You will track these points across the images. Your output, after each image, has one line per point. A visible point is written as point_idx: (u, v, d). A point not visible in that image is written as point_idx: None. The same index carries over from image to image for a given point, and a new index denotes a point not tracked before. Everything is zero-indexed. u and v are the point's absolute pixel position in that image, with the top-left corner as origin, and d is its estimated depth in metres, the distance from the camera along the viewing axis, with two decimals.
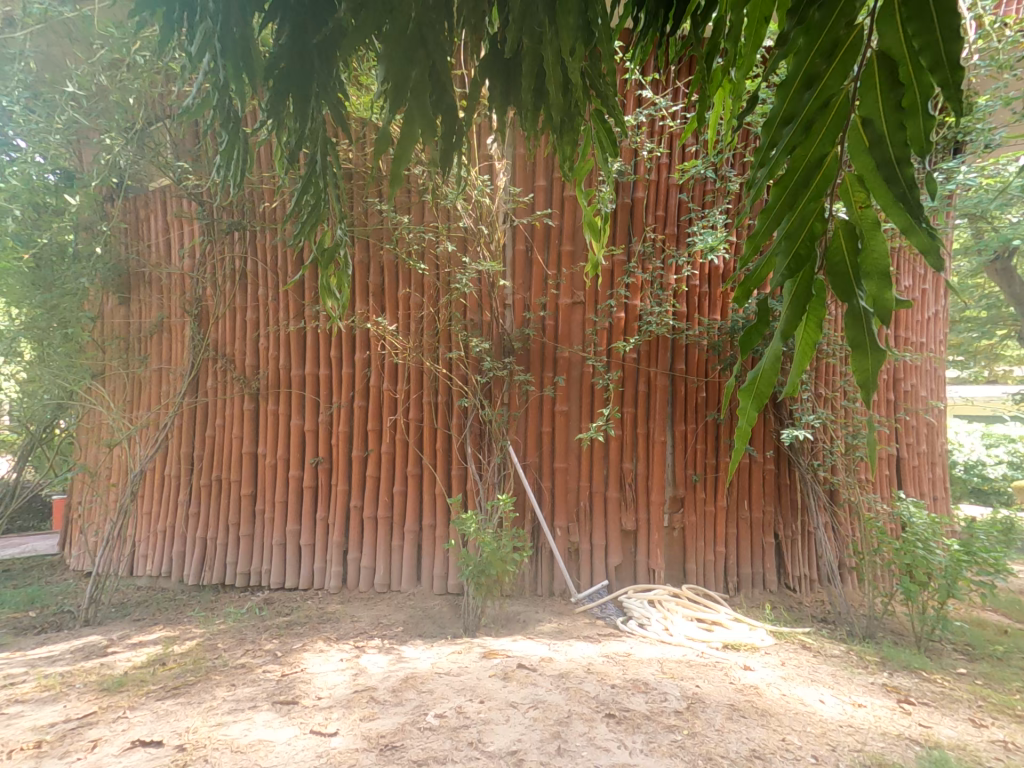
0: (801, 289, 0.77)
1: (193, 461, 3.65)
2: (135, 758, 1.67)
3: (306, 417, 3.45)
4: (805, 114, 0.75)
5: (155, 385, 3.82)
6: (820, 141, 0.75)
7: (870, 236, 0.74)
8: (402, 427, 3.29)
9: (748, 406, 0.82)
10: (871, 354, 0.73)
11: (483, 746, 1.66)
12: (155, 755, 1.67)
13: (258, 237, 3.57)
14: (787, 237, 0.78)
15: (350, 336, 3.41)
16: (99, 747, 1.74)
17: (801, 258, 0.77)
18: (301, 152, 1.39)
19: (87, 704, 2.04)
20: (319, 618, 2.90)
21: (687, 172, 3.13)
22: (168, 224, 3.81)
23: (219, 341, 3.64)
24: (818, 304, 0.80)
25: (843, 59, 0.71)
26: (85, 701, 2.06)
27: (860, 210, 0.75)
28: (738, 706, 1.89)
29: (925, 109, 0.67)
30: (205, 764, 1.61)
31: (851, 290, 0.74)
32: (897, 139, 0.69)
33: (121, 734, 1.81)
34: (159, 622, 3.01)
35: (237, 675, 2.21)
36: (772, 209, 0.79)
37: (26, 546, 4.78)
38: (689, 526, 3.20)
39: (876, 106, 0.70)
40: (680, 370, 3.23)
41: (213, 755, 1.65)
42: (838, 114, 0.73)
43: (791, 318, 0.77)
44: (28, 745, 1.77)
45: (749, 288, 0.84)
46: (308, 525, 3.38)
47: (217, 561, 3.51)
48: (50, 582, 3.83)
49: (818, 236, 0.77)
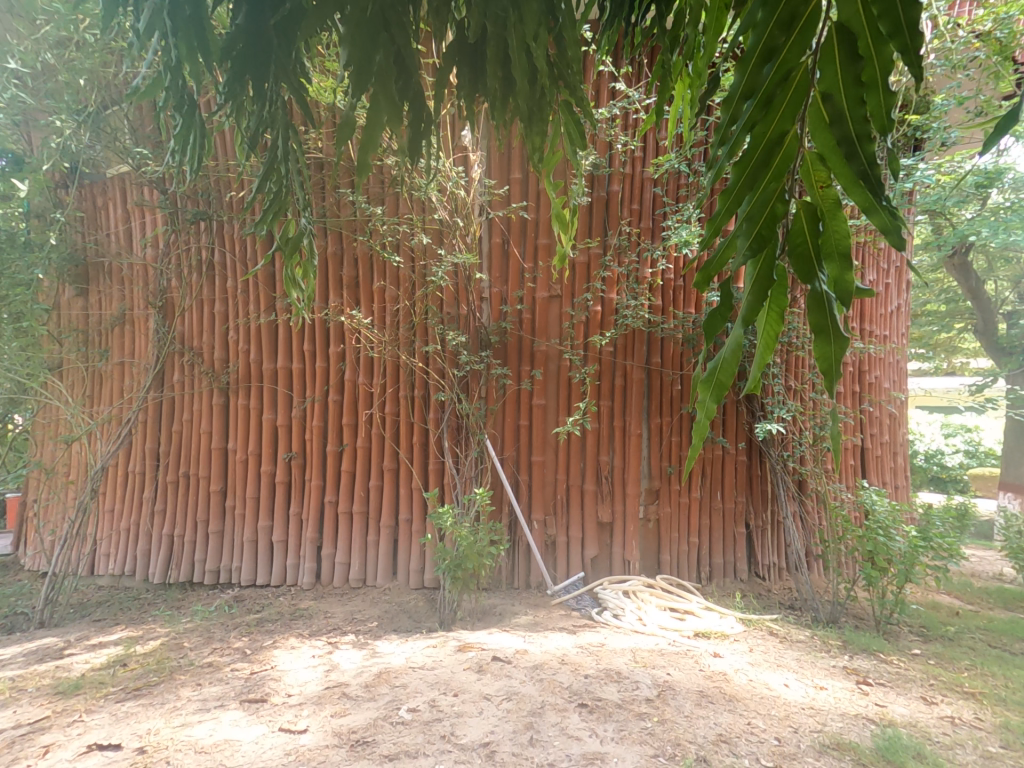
0: (762, 273, 0.78)
1: (159, 457, 3.56)
2: (92, 763, 1.63)
3: (279, 412, 3.39)
4: (765, 88, 0.75)
5: (117, 379, 3.71)
6: (780, 117, 0.75)
7: (831, 217, 0.75)
8: (378, 421, 3.25)
9: (708, 399, 0.83)
10: (833, 338, 0.73)
11: (455, 739, 1.66)
12: (114, 759, 1.63)
13: (225, 227, 3.49)
14: (748, 218, 0.77)
15: (323, 329, 3.36)
16: (53, 752, 1.69)
17: (763, 238, 0.76)
18: (262, 136, 1.35)
19: (42, 708, 1.98)
20: (291, 615, 2.87)
21: (661, 166, 3.16)
22: (129, 212, 3.69)
23: (185, 334, 3.55)
24: (778, 291, 0.81)
25: (803, 29, 0.73)
26: (38, 705, 2.00)
27: (821, 191, 0.76)
28: (707, 692, 1.93)
29: (885, 83, 0.70)
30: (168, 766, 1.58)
31: (813, 273, 0.74)
32: (858, 115, 0.71)
33: (78, 738, 1.76)
34: (122, 622, 2.94)
35: (204, 674, 2.17)
36: (733, 189, 0.78)
37: None
38: (663, 518, 3.25)
39: (837, 80, 0.72)
40: (656, 363, 3.26)
41: (175, 757, 1.62)
42: (798, 88, 0.74)
43: (751, 304, 0.77)
44: None
45: (710, 273, 0.84)
46: (281, 521, 3.33)
47: (185, 559, 3.43)
48: (6, 584, 3.71)
49: (780, 217, 0.77)
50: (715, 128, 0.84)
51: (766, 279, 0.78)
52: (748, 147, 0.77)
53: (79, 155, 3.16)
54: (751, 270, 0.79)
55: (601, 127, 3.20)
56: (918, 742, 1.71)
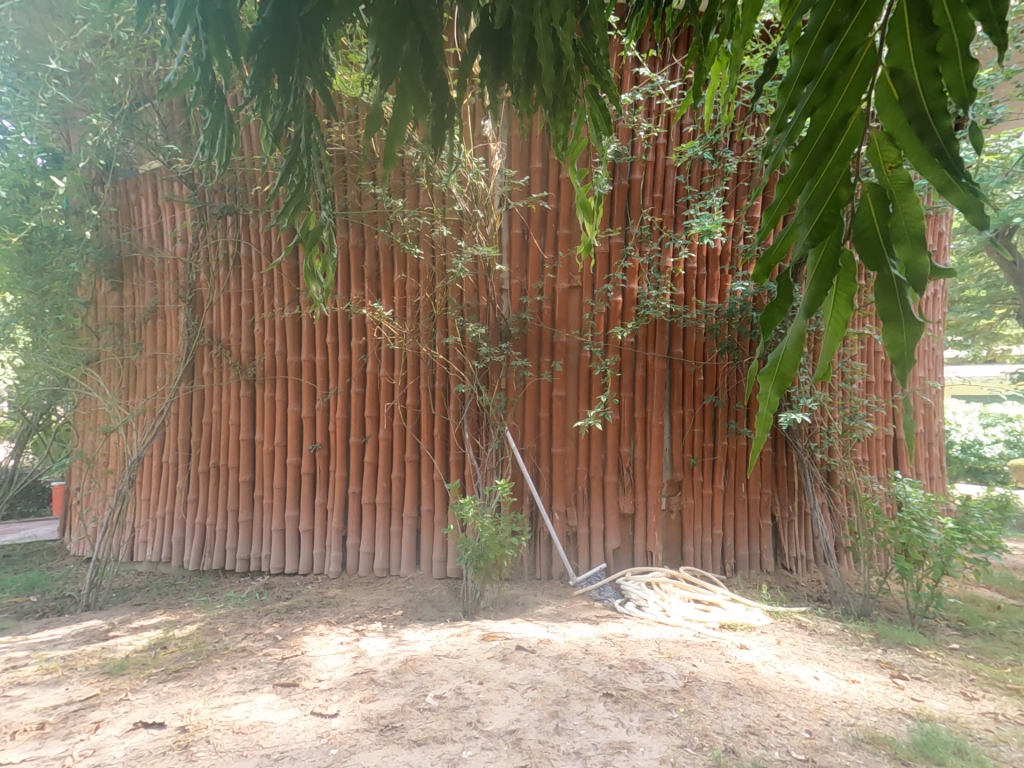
0: (825, 260, 0.75)
1: (191, 447, 3.65)
2: (138, 740, 1.69)
3: (303, 404, 3.44)
4: (827, 69, 0.74)
5: (151, 372, 3.81)
6: (843, 98, 0.74)
7: (902, 198, 0.72)
8: (400, 413, 3.28)
9: (769, 391, 0.81)
10: (905, 325, 0.70)
11: (482, 725, 1.68)
12: (158, 737, 1.70)
13: (251, 222, 3.55)
14: (809, 204, 0.75)
15: (346, 322, 3.40)
16: (102, 728, 1.76)
17: (826, 225, 0.75)
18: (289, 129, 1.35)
19: (89, 686, 2.06)
20: (319, 603, 2.93)
21: (685, 153, 3.11)
22: (160, 208, 3.77)
23: (214, 327, 3.62)
24: (843, 278, 0.78)
25: (867, 6, 0.72)
26: (87, 683, 2.08)
27: (890, 171, 0.73)
28: (734, 684, 1.92)
29: (963, 51, 0.66)
30: (208, 745, 1.63)
31: (882, 258, 0.72)
32: (931, 89, 0.68)
33: (125, 715, 1.83)
34: (160, 606, 3.04)
35: (238, 658, 2.24)
36: (792, 176, 0.77)
37: (27, 532, 4.81)
38: (686, 508, 3.22)
39: (907, 54, 0.70)
40: (678, 354, 3.22)
41: (214, 736, 1.67)
42: (862, 67, 0.73)
43: (814, 293, 0.75)
44: (31, 727, 1.79)
45: (769, 263, 0.83)
46: (306, 511, 3.39)
47: (216, 547, 3.53)
48: (51, 568, 3.86)
49: (844, 202, 0.74)
50: (773, 114, 0.83)
51: (829, 267, 0.75)
52: (807, 131, 0.76)
53: (114, 152, 3.21)
54: (812, 260, 0.77)
55: (624, 114, 3.16)
56: (958, 738, 1.68)
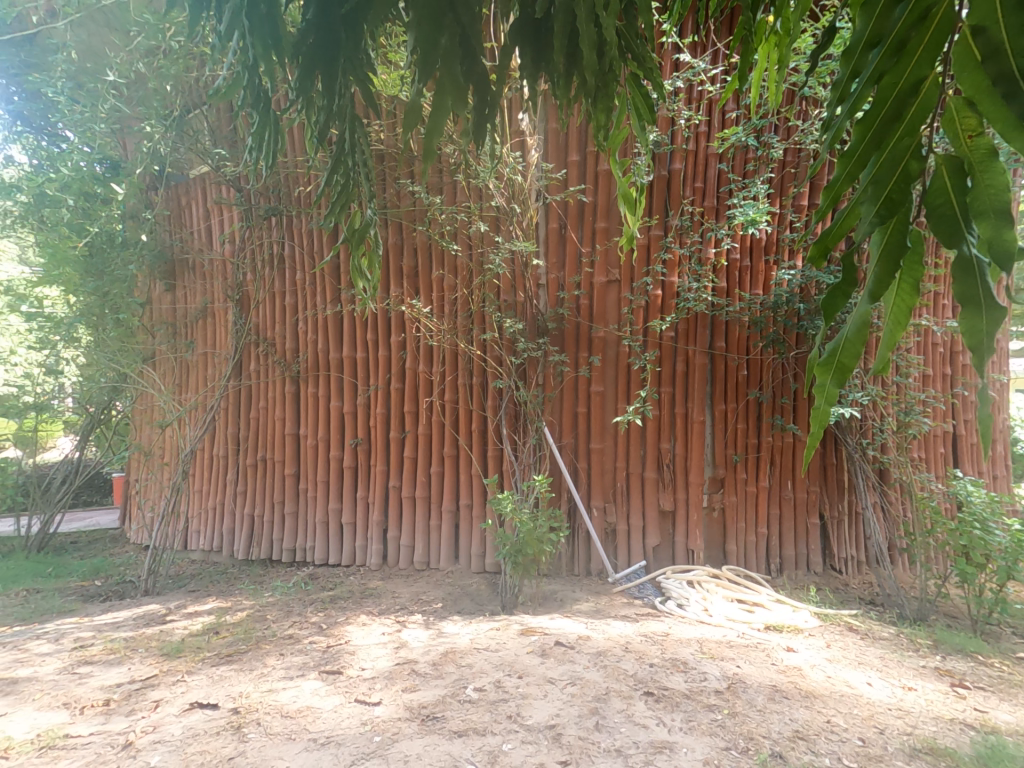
0: (892, 241, 0.71)
1: (239, 441, 3.80)
2: (195, 719, 1.78)
3: (344, 399, 3.53)
4: (897, 32, 0.71)
5: (202, 368, 3.97)
6: (914, 62, 0.69)
7: (982, 168, 0.67)
8: (438, 408, 3.32)
9: (828, 383, 0.77)
10: (988, 309, 0.65)
11: (522, 719, 1.69)
12: (212, 717, 1.78)
13: (294, 223, 3.65)
14: (874, 181, 0.71)
15: (385, 319, 3.46)
16: (161, 706, 1.86)
17: (893, 203, 0.70)
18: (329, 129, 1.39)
19: (149, 667, 2.18)
20: (361, 593, 3.01)
21: (728, 140, 3.03)
22: (209, 211, 3.93)
23: (260, 326, 3.75)
24: (912, 260, 0.76)
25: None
26: (147, 664, 2.20)
27: (972, 139, 0.68)
28: (781, 687, 1.87)
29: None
30: (258, 728, 1.70)
31: (962, 233, 0.67)
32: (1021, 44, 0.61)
33: (182, 696, 1.92)
34: (213, 593, 3.18)
35: (285, 644, 2.32)
36: (855, 149, 0.74)
37: (92, 520, 5.12)
38: (729, 506, 3.15)
39: (990, 9, 0.63)
40: (720, 348, 3.14)
41: (264, 719, 1.74)
42: (938, 26, 0.68)
43: (879, 276, 0.71)
44: (98, 702, 1.91)
45: (826, 245, 0.79)
46: (349, 504, 3.48)
47: (264, 538, 3.66)
48: (115, 554, 4.09)
49: (914, 177, 0.69)
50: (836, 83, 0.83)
51: (896, 249, 0.71)
52: (873, 101, 0.72)
53: (167, 158, 3.35)
54: (880, 239, 0.73)
55: (663, 102, 3.09)
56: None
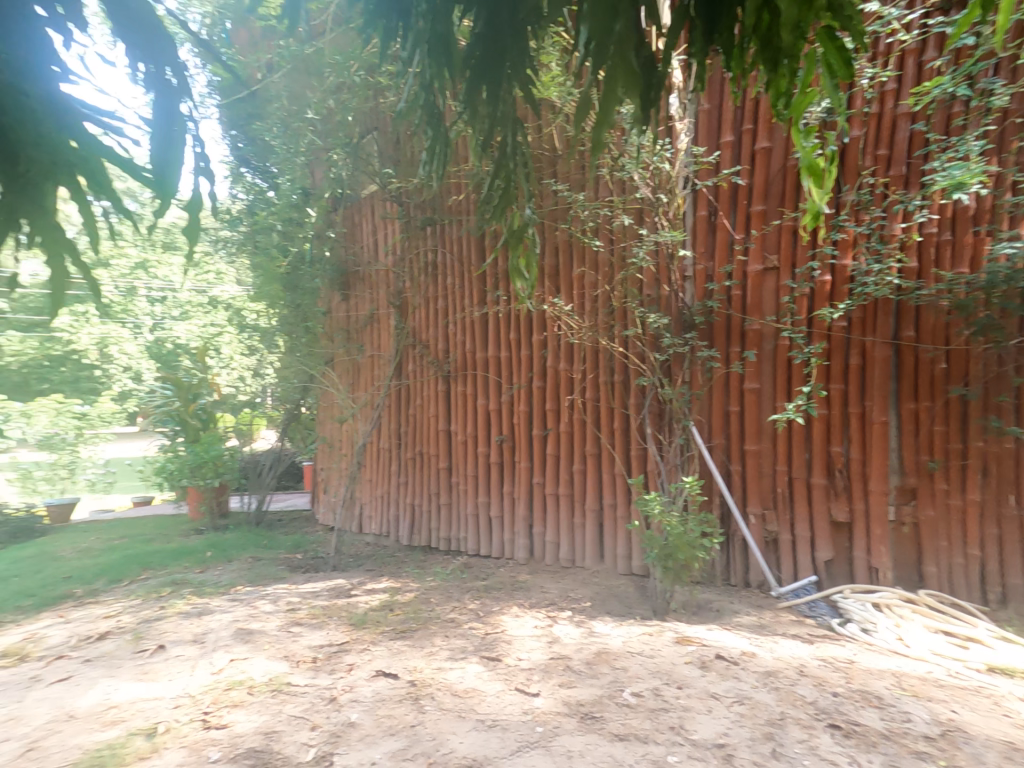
0: None
1: (401, 436, 4.16)
2: (379, 685, 1.98)
3: (490, 397, 3.69)
4: None
5: (369, 369, 4.42)
6: None
7: None
8: (580, 406, 3.32)
9: None
10: None
11: (686, 732, 1.63)
12: (394, 685, 1.97)
13: (447, 231, 3.89)
14: None
15: (528, 318, 3.53)
16: (353, 670, 2.11)
17: None
18: (492, 137, 1.45)
19: (340, 633, 2.48)
20: (512, 586, 3.12)
21: (922, 97, 2.59)
22: (376, 227, 4.35)
23: (417, 329, 4.07)
24: None
25: None
26: (339, 631, 2.51)
27: None
28: (1014, 745, 1.55)
29: None
30: (433, 701, 1.84)
31: None
32: None
33: (368, 663, 2.16)
34: (384, 573, 3.53)
35: (449, 627, 2.48)
36: None
37: (290, 501, 6.01)
38: (923, 522, 2.70)
39: None
40: (908, 337, 2.71)
41: (437, 694, 1.88)
42: None
43: None
44: (306, 659, 2.22)
45: None
46: (496, 497, 3.63)
47: (424, 526, 3.97)
48: (307, 532, 4.75)
49: None
50: None
51: None
52: None
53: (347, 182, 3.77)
54: None
55: None
56: None
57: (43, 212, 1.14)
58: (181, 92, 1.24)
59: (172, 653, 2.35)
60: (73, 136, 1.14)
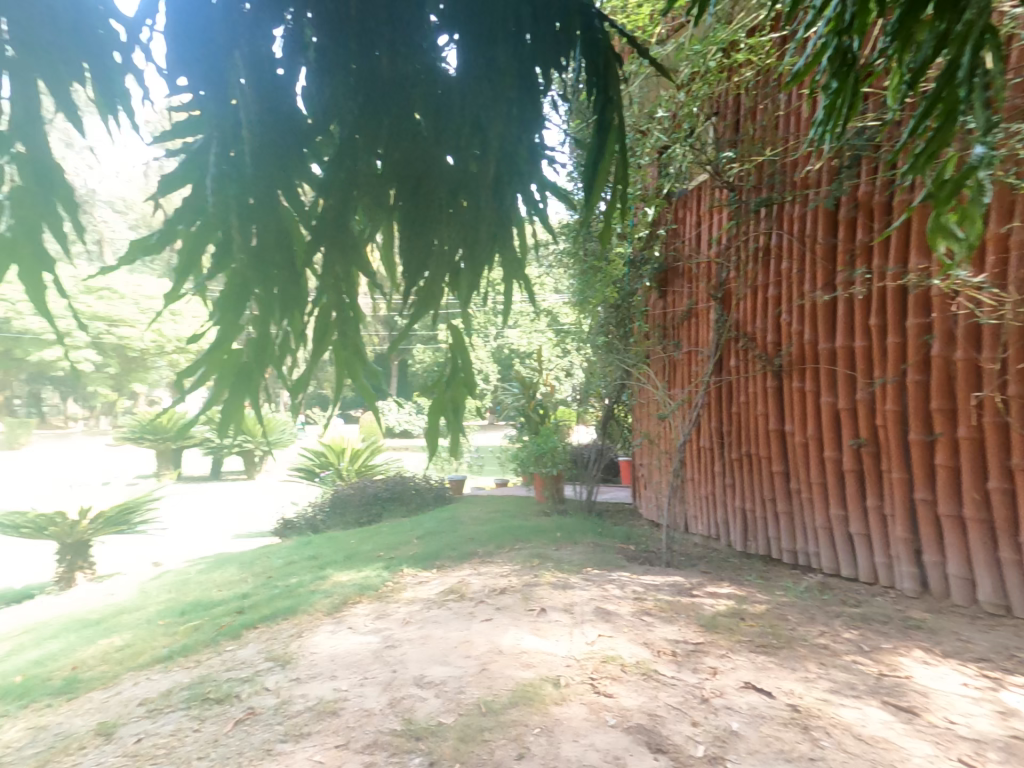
0: None
1: (724, 435, 3.98)
2: (757, 701, 1.94)
3: (841, 395, 3.18)
4: None
5: (687, 366, 4.36)
6: None
7: None
8: (996, 406, 2.54)
9: None
10: None
11: None
12: (774, 704, 1.91)
13: (785, 209, 3.54)
14: None
15: (899, 296, 2.90)
16: (721, 675, 2.11)
17: None
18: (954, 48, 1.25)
19: (696, 632, 2.51)
20: (904, 622, 2.61)
21: None
22: (701, 217, 4.21)
23: (742, 320, 3.84)
24: None
25: None
26: (694, 629, 2.54)
27: None
28: None
29: None
30: (831, 739, 1.70)
31: None
32: None
33: (735, 670, 2.15)
34: (724, 577, 3.45)
35: (825, 656, 2.27)
36: None
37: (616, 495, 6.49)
38: None
39: None
40: None
41: (834, 733, 1.73)
42: None
43: None
44: (668, 651, 2.33)
45: None
46: (860, 512, 3.12)
47: (761, 534, 3.71)
48: (637, 526, 5.01)
49: None
50: None
51: None
52: None
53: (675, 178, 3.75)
54: None
55: None
56: None
57: (501, 243, 1.31)
58: (613, 130, 1.47)
59: (550, 618, 2.75)
60: (520, 192, 1.34)
